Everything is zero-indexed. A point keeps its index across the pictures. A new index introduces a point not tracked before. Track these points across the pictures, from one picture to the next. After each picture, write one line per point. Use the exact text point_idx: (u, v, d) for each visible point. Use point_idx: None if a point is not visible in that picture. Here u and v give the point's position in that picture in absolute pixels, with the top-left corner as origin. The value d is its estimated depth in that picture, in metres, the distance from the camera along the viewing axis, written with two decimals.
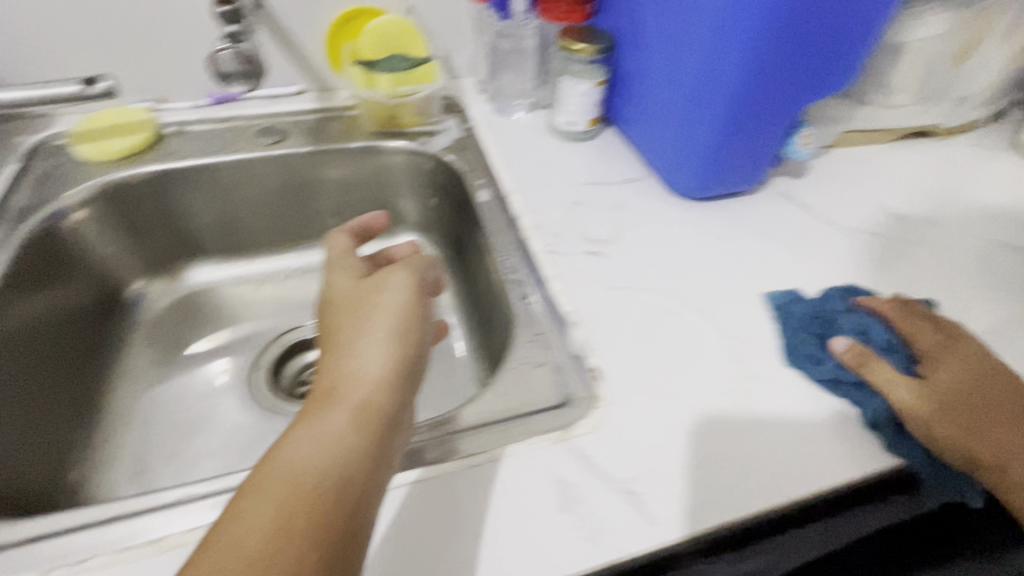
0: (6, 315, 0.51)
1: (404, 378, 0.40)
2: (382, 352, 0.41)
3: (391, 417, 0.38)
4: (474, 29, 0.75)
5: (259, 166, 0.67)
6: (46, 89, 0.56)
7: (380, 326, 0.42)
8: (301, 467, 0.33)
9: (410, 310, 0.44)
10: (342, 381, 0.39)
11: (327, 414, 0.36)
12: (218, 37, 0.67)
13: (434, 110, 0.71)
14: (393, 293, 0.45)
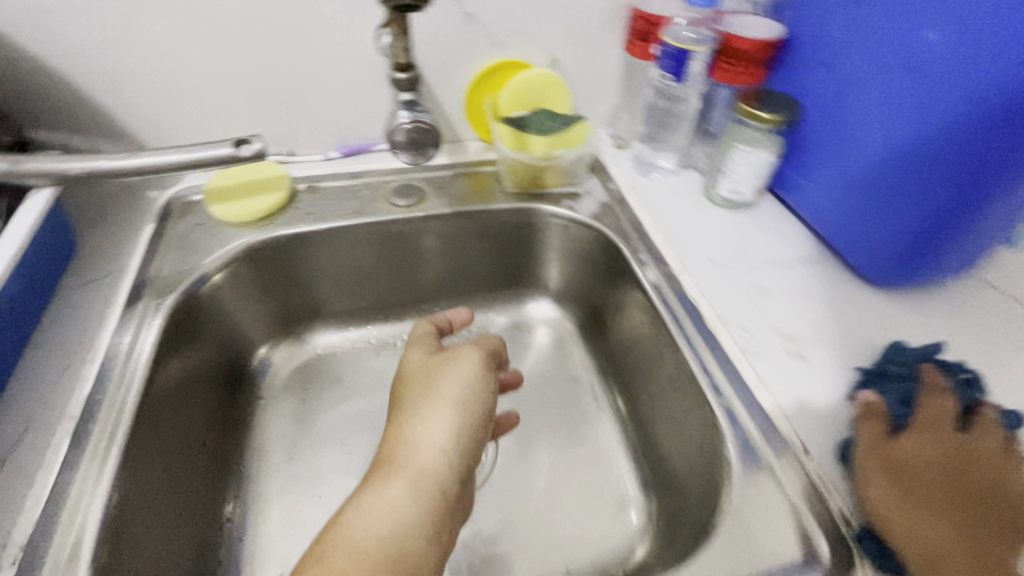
0: (153, 407, 0.47)
1: (463, 452, 0.42)
2: (447, 424, 0.43)
3: (451, 486, 0.40)
4: (621, 81, 0.69)
5: (396, 229, 0.63)
6: (200, 152, 0.52)
7: (444, 399, 0.44)
8: (361, 537, 0.35)
9: (476, 390, 0.46)
10: (402, 448, 0.41)
11: (385, 484, 0.38)
12: (358, 89, 0.62)
13: (580, 171, 0.66)
14: (458, 366, 0.47)
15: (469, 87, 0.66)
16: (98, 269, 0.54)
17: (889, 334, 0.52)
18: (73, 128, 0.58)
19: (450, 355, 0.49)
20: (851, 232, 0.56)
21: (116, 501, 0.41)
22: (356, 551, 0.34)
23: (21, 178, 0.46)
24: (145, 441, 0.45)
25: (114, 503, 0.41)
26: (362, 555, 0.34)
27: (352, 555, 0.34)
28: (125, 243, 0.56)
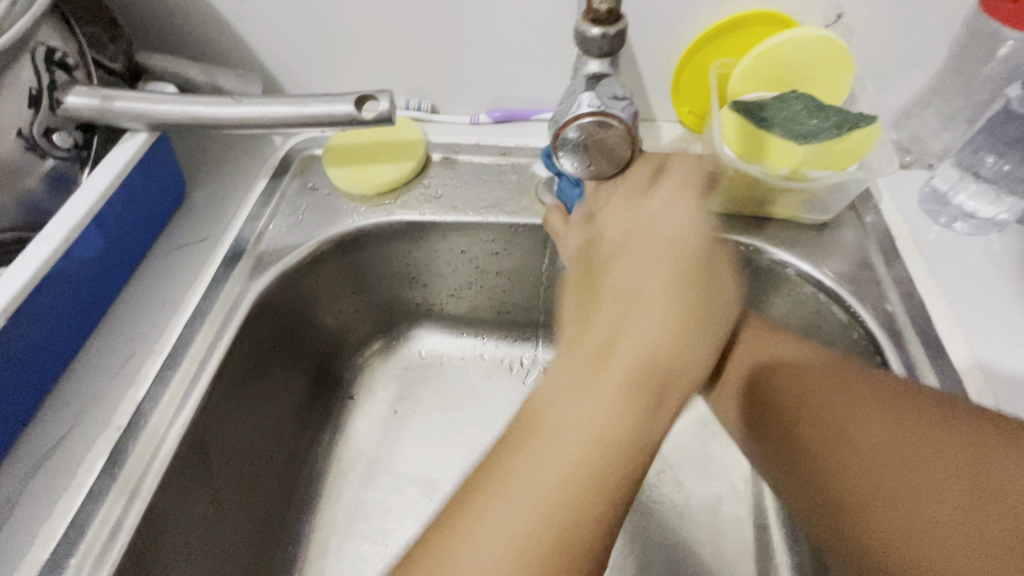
0: (218, 429, 0.38)
1: (692, 325, 0.33)
2: (647, 367, 0.30)
3: (684, 376, 0.31)
4: (944, 63, 0.42)
5: (543, 237, 0.47)
6: (334, 105, 0.40)
7: (656, 306, 0.32)
8: (528, 438, 0.28)
9: (684, 296, 0.33)
10: (620, 333, 0.31)
11: (590, 377, 0.29)
12: (535, 36, 0.45)
13: (836, 206, 0.43)
14: (655, 268, 0.34)
15: (692, 45, 0.44)
16: (197, 229, 0.45)
17: None
18: (201, 55, 0.49)
19: (631, 283, 0.33)
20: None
21: (144, 538, 0.32)
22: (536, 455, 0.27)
23: (113, 117, 0.37)
24: (200, 455, 0.37)
25: (139, 543, 0.31)
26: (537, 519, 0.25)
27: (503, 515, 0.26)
28: (235, 197, 0.48)
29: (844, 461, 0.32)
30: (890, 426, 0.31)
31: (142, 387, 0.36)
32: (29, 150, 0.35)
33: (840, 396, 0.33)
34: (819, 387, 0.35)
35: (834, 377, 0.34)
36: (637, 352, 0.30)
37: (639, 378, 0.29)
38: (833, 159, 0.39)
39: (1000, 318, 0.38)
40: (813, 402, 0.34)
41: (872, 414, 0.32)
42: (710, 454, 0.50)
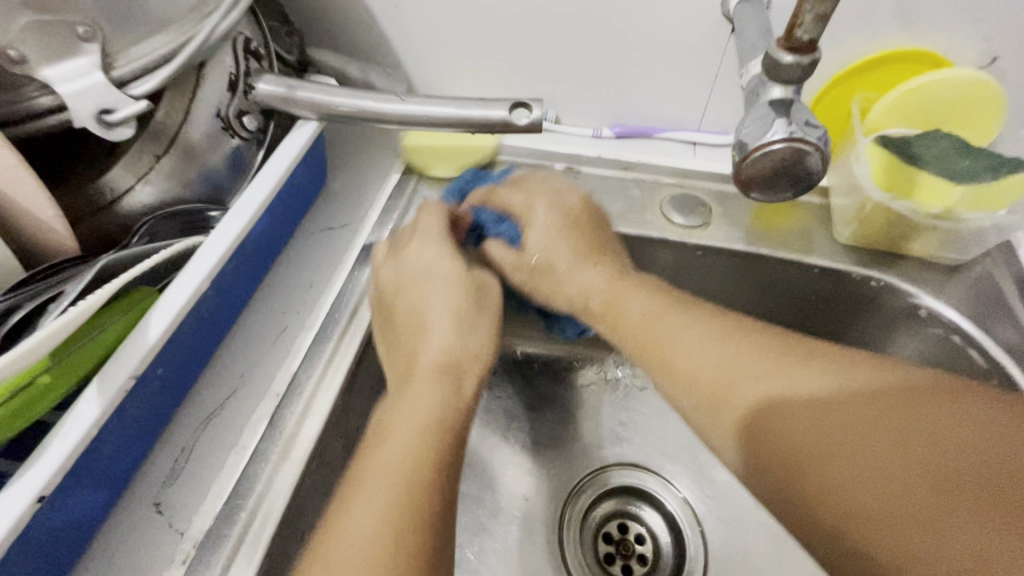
0: (355, 407, 0.40)
1: (779, 355, 0.31)
2: (796, 431, 0.28)
3: (784, 415, 0.29)
4: None
5: (662, 253, 0.48)
6: (487, 109, 0.42)
7: (739, 354, 0.32)
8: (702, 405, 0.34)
9: (756, 344, 0.32)
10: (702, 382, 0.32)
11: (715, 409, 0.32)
12: (677, 58, 0.46)
13: (976, 250, 0.42)
14: (703, 330, 0.34)
15: (839, 75, 0.44)
16: (334, 215, 0.48)
17: None
18: (346, 51, 0.51)
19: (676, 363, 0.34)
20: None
21: (298, 500, 0.34)
22: (423, 398, 0.33)
23: (292, 107, 0.40)
24: (342, 427, 0.39)
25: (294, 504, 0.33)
26: (425, 427, 0.32)
27: (421, 411, 0.32)
28: (368, 188, 0.50)
29: (847, 502, 0.26)
30: (856, 420, 0.27)
31: (297, 360, 0.38)
32: (224, 130, 0.38)
33: (863, 414, 0.27)
34: (823, 390, 0.29)
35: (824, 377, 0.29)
36: (805, 415, 0.28)
37: (785, 458, 0.28)
38: (983, 203, 0.39)
39: None
40: (830, 415, 0.28)
41: (864, 421, 0.27)
42: None
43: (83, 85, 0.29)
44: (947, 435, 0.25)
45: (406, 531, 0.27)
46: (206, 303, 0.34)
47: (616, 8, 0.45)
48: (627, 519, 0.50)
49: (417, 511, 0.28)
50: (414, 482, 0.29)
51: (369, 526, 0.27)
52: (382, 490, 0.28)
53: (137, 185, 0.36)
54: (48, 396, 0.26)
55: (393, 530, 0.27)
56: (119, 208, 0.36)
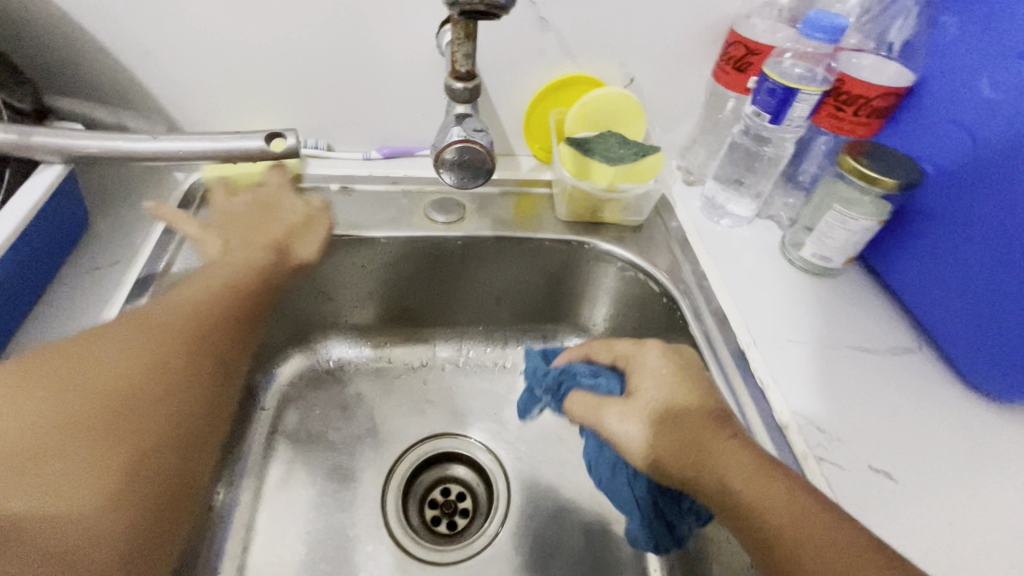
0: None
1: (664, 418, 0.39)
2: (681, 442, 0.38)
3: (694, 453, 0.37)
4: (702, 111, 0.61)
5: (432, 248, 0.57)
6: (240, 141, 0.47)
7: (648, 395, 0.41)
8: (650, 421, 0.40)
9: (674, 384, 0.41)
10: (666, 427, 0.39)
11: (636, 431, 0.40)
12: (415, 89, 0.57)
13: (645, 211, 0.59)
14: (662, 355, 0.43)
15: (536, 95, 0.58)
16: (105, 255, 0.48)
17: (975, 453, 0.44)
18: (102, 97, 0.53)
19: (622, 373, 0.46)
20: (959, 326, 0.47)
21: None
22: (122, 332, 0.38)
23: (30, 152, 0.41)
24: None
25: None
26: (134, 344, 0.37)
27: (108, 361, 0.36)
28: (140, 226, 0.51)
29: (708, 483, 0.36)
30: (728, 451, 0.36)
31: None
32: None
33: (706, 453, 0.36)
34: (733, 452, 0.36)
35: (724, 435, 0.37)
36: (693, 446, 0.37)
37: (682, 465, 0.37)
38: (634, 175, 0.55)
39: (747, 275, 0.55)
40: (684, 436, 0.38)
41: (702, 438, 0.37)
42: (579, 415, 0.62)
43: None
44: (793, 490, 0.34)
45: (119, 464, 0.34)
46: None
47: (353, 52, 0.53)
48: (445, 481, 0.58)
49: (125, 457, 0.34)
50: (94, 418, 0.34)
51: (49, 411, 0.33)
52: (120, 459, 0.34)
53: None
54: None
55: (88, 464, 0.33)
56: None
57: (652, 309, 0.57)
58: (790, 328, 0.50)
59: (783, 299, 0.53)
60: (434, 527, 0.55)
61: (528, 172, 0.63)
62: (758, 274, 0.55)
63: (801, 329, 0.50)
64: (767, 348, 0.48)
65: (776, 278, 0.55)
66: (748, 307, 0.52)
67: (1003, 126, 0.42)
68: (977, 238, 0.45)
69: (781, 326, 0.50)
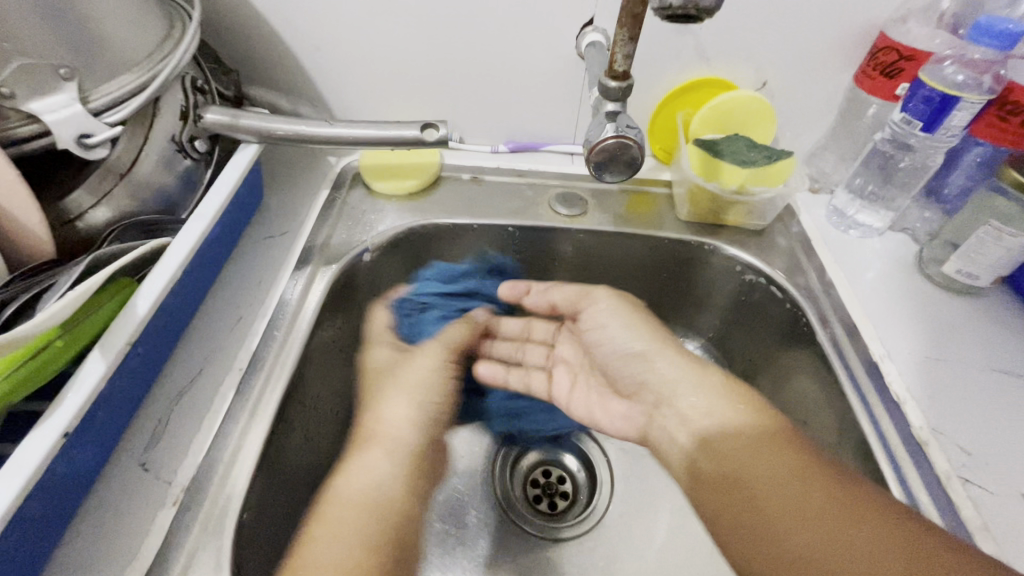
0: (309, 376, 0.47)
1: (722, 430, 0.43)
2: (756, 455, 0.40)
3: (744, 479, 0.39)
4: (837, 117, 0.60)
5: (554, 239, 0.60)
6: (400, 131, 0.52)
7: (709, 389, 0.45)
8: (727, 463, 0.41)
9: (720, 403, 0.44)
10: (728, 463, 0.41)
11: (699, 450, 0.43)
12: (550, 88, 0.60)
13: (771, 215, 0.58)
14: (731, 399, 0.44)
15: (665, 96, 0.60)
16: (275, 226, 0.55)
17: None
18: (275, 86, 0.60)
19: (643, 351, 0.51)
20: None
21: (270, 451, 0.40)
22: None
23: (236, 132, 0.47)
24: (299, 395, 0.46)
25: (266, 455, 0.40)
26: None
27: None
28: (302, 202, 0.58)
29: (759, 494, 0.38)
30: (789, 482, 0.37)
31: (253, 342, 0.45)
32: (177, 153, 0.45)
33: (770, 492, 0.37)
34: (765, 462, 0.39)
35: (784, 450, 0.39)
36: (731, 473, 0.40)
37: (729, 498, 0.39)
38: (765, 178, 0.55)
39: (880, 285, 0.53)
40: (771, 468, 0.38)
41: (794, 467, 0.38)
42: None
43: (65, 115, 0.36)
44: (879, 508, 0.34)
45: None
46: (174, 295, 0.40)
47: (498, 52, 0.57)
48: (547, 461, 0.60)
49: None
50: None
51: (306, 500, 0.35)
52: None
53: (93, 207, 0.41)
54: (41, 370, 0.31)
55: None
56: (80, 226, 0.41)
57: (770, 314, 0.56)
58: (928, 342, 0.49)
59: (920, 312, 0.51)
60: (537, 504, 0.57)
61: (648, 171, 0.64)
62: (891, 286, 0.53)
63: (940, 346, 0.48)
64: (905, 363, 0.47)
65: (912, 290, 0.53)
66: (881, 318, 0.50)
67: None
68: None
69: (919, 341, 0.49)
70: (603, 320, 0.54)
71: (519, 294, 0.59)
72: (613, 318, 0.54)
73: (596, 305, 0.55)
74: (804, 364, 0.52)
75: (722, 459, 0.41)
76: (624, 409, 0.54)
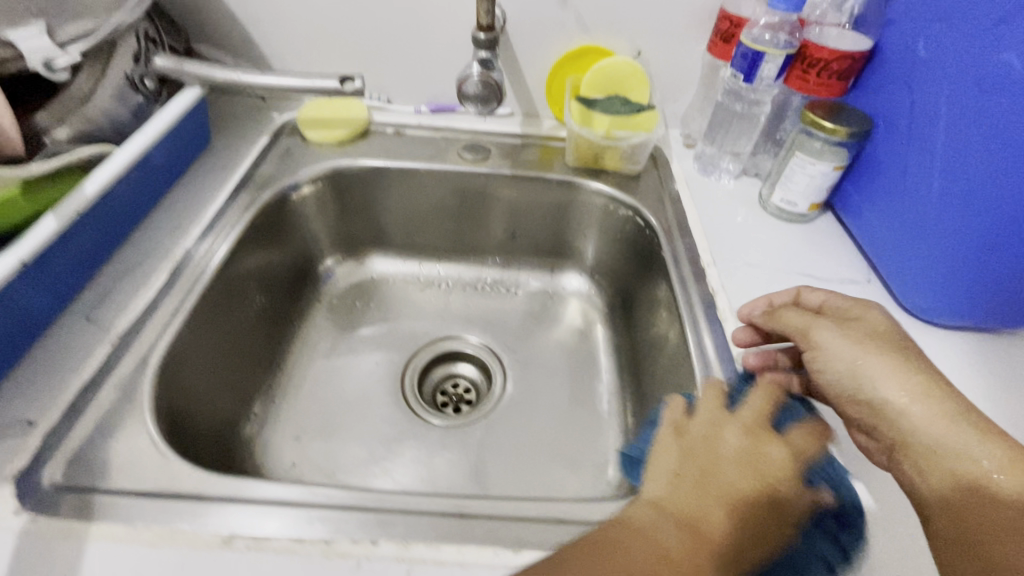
0: (238, 273, 0.57)
1: (895, 429, 0.35)
2: (956, 468, 0.32)
3: (963, 504, 0.31)
4: (700, 82, 0.71)
5: (461, 180, 0.70)
6: (321, 81, 0.62)
7: (864, 360, 0.37)
8: (923, 471, 0.33)
9: (903, 396, 0.35)
10: (916, 441, 0.34)
11: (875, 441, 0.38)
12: (461, 55, 0.70)
13: (643, 160, 0.69)
14: (903, 387, 0.36)
15: (557, 61, 0.71)
16: (218, 161, 0.65)
17: None
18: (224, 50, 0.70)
19: (864, 388, 0.37)
20: (919, 266, 0.52)
21: (197, 319, 0.50)
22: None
23: (181, 76, 0.58)
24: (226, 287, 0.55)
25: (193, 319, 0.50)
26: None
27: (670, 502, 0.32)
28: (243, 145, 0.68)
29: (985, 528, 0.29)
30: (1009, 528, 0.29)
31: (186, 243, 0.54)
32: (129, 88, 0.55)
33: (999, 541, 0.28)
34: (994, 487, 0.30)
35: (971, 439, 0.32)
36: (947, 474, 0.32)
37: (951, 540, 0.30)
38: (631, 127, 0.65)
39: (723, 215, 0.64)
40: (1004, 496, 0.30)
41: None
42: (573, 336, 0.72)
43: (30, 42, 0.46)
44: None
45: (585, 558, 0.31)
46: (120, 196, 0.50)
47: (413, 22, 0.68)
48: (452, 371, 0.70)
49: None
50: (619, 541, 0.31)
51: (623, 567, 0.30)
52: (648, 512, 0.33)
53: (56, 124, 0.50)
54: (6, 217, 0.41)
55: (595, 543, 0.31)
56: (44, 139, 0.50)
57: (637, 241, 0.67)
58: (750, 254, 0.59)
59: (751, 234, 0.62)
60: (440, 403, 0.66)
61: (548, 129, 0.75)
62: (732, 215, 0.64)
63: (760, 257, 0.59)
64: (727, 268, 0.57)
65: (750, 217, 0.64)
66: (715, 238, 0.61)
67: (937, 87, 0.50)
68: (977, 197, 0.47)
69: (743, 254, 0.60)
70: (842, 355, 0.38)
71: (755, 321, 0.46)
72: (835, 351, 0.39)
73: (826, 341, 0.40)
74: (658, 274, 0.62)
75: (919, 475, 0.34)
76: (867, 443, 0.39)
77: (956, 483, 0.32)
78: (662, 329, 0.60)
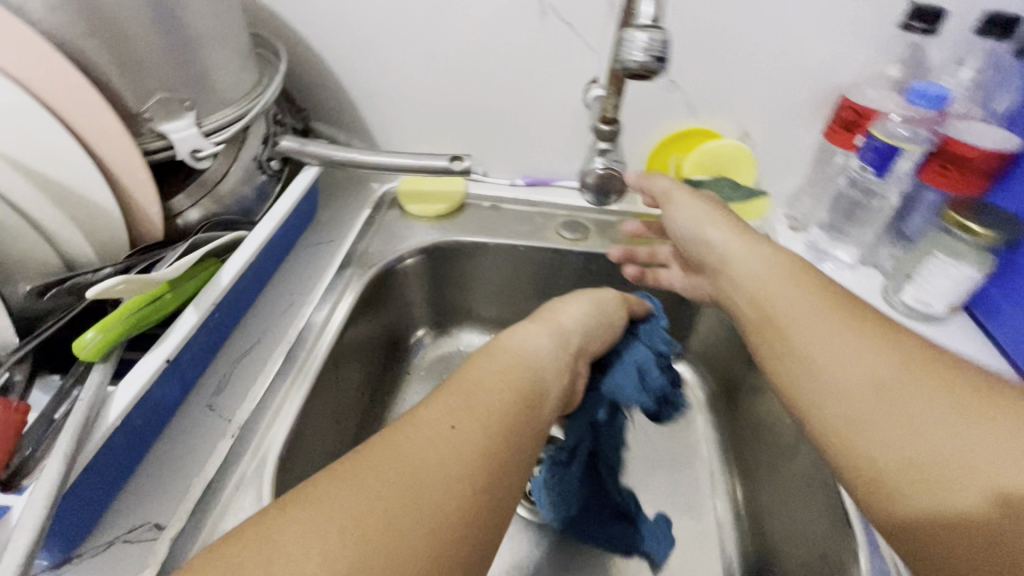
0: (344, 354, 0.57)
1: (901, 394, 0.37)
2: (963, 430, 0.34)
3: (926, 450, 0.35)
4: (811, 166, 0.68)
5: (559, 258, 0.69)
6: (431, 160, 0.63)
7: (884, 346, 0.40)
8: (885, 409, 0.37)
9: (924, 385, 0.37)
10: (921, 406, 0.36)
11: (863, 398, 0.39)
12: (563, 133, 0.70)
13: None
14: (906, 364, 0.38)
15: (660, 141, 0.69)
16: (324, 235, 0.66)
17: None
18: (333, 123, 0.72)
19: (887, 366, 0.39)
20: None
21: (311, 408, 0.50)
22: (377, 488, 0.28)
23: (302, 156, 0.59)
24: (334, 370, 0.55)
25: (307, 409, 0.49)
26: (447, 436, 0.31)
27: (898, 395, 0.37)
28: (347, 218, 0.69)
29: (919, 448, 0.35)
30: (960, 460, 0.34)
31: (310, 308, 0.56)
32: (256, 169, 0.56)
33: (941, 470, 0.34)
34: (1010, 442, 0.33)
35: (920, 396, 0.37)
36: (927, 426, 0.36)
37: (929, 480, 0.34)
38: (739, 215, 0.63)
39: None
40: (965, 441, 0.34)
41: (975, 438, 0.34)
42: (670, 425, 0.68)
43: (183, 134, 0.47)
44: None
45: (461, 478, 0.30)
46: (245, 280, 0.51)
47: (518, 104, 0.68)
48: None
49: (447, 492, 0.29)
50: (465, 472, 0.30)
51: (453, 446, 0.31)
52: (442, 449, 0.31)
53: (190, 208, 0.51)
54: (154, 313, 0.40)
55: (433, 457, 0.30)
56: (179, 222, 0.51)
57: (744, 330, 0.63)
58: None
59: None
60: None
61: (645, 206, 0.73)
62: None
63: None
64: None
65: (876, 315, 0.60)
66: None
67: None
68: None
69: None
70: (749, 275, 0.49)
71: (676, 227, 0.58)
72: (781, 293, 0.46)
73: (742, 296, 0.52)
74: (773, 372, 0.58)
75: (900, 432, 0.36)
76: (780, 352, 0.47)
77: (946, 510, 0.33)
78: (784, 435, 0.55)
